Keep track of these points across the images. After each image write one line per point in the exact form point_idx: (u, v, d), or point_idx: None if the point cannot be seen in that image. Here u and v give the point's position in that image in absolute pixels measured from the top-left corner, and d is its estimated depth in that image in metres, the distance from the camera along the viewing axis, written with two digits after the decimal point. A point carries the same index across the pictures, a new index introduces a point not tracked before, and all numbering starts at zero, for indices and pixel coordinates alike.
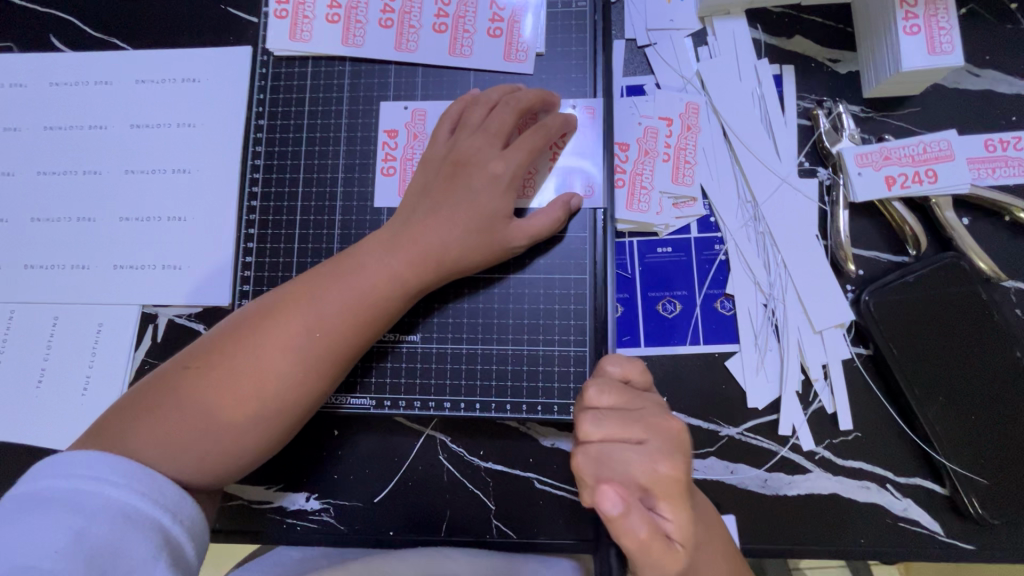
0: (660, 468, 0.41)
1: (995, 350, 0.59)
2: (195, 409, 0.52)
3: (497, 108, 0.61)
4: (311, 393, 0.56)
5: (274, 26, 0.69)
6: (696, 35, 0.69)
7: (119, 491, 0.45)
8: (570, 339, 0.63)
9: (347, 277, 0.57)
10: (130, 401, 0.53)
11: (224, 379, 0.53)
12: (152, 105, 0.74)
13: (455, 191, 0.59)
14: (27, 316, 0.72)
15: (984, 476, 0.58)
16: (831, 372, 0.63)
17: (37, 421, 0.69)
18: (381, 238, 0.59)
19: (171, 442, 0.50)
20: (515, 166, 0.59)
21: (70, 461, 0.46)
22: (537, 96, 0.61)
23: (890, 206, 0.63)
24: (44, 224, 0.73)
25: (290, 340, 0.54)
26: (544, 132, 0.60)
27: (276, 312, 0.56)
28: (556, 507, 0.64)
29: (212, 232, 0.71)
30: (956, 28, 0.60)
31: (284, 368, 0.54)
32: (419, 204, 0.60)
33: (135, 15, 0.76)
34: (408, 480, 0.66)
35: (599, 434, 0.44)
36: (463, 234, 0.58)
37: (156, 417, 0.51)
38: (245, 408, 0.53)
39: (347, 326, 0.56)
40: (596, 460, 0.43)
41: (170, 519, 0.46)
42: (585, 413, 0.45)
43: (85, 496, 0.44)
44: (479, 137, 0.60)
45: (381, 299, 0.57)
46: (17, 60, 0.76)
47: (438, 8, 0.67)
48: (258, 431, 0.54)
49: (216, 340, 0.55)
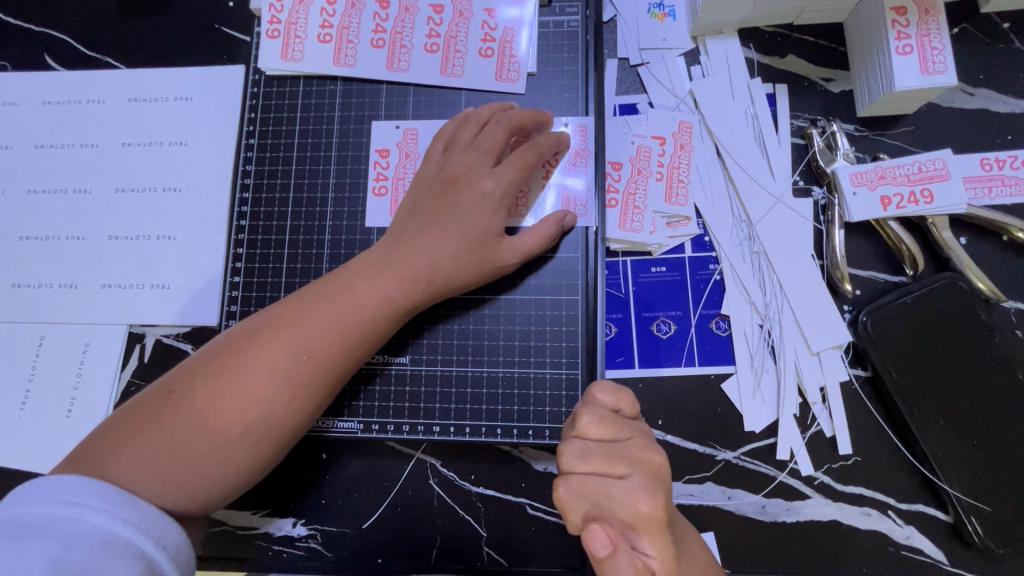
0: (642, 506, 0.41)
1: (997, 372, 0.58)
2: (177, 434, 0.51)
3: (488, 126, 0.61)
4: (297, 417, 0.54)
5: (266, 46, 0.69)
6: (688, 54, 0.69)
7: (101, 518, 0.44)
8: (562, 361, 0.62)
9: (336, 298, 0.56)
10: (111, 427, 0.52)
11: (209, 404, 0.51)
12: (144, 123, 0.74)
13: (445, 210, 0.58)
14: (13, 336, 0.71)
15: (988, 503, 0.57)
16: (830, 395, 0.61)
17: (20, 444, 0.68)
18: (370, 258, 0.58)
19: (151, 468, 0.49)
20: (505, 184, 0.58)
21: (50, 487, 0.44)
22: (529, 114, 0.61)
23: (886, 225, 0.62)
24: (33, 243, 0.73)
25: (277, 362, 0.53)
26: (535, 151, 0.60)
27: (262, 334, 0.54)
28: (548, 534, 0.62)
29: (203, 250, 0.70)
30: (949, 47, 0.59)
31: (270, 392, 0.53)
32: (409, 224, 0.59)
33: (129, 34, 0.77)
34: (397, 505, 0.64)
35: (583, 468, 0.43)
36: (452, 254, 0.57)
37: (137, 444, 0.50)
38: (228, 432, 0.51)
39: (334, 348, 0.55)
40: (580, 492, 0.42)
41: (154, 546, 0.45)
42: (571, 444, 0.44)
43: (65, 522, 0.42)
44: (470, 156, 0.60)
45: (370, 321, 0.56)
46: (11, 79, 0.76)
47: (430, 28, 0.67)
48: (240, 457, 0.52)
49: (201, 363, 0.54)
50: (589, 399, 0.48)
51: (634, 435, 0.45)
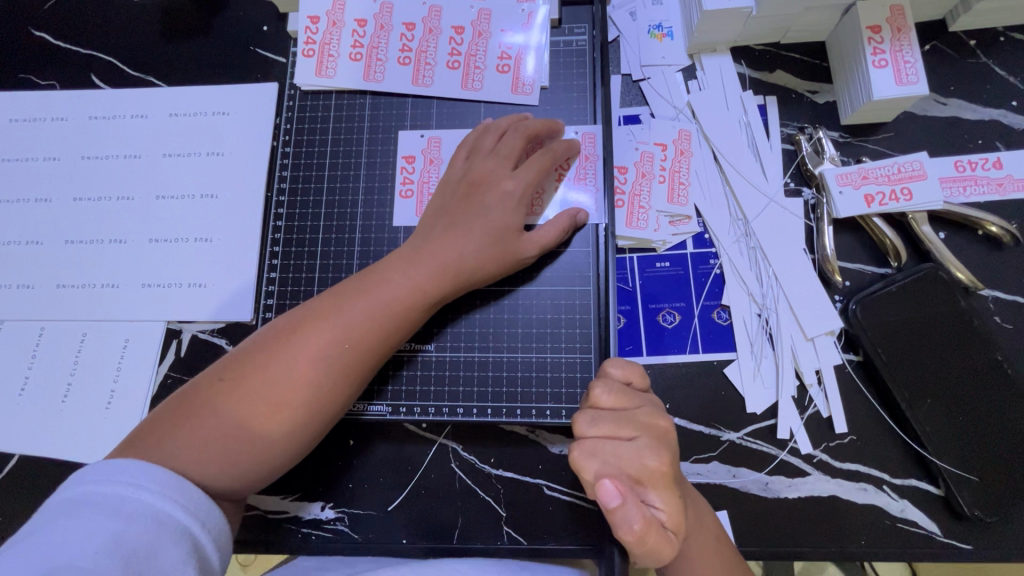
0: (648, 462, 0.46)
1: (978, 353, 0.63)
2: (229, 418, 0.55)
3: (506, 135, 0.67)
4: (338, 400, 0.59)
5: (302, 64, 0.75)
6: (686, 70, 0.76)
7: (154, 498, 0.47)
8: (576, 347, 0.67)
9: (372, 290, 0.61)
10: (165, 413, 0.56)
11: (258, 388, 0.56)
12: (184, 135, 0.80)
13: (470, 210, 0.64)
14: (57, 334, 0.75)
15: (976, 474, 0.61)
16: (825, 378, 0.66)
17: (62, 435, 0.72)
18: (402, 255, 0.63)
19: (207, 450, 0.53)
20: (523, 185, 0.64)
21: (111, 468, 0.48)
22: (544, 124, 0.67)
23: (871, 222, 0.68)
24: (78, 246, 0.78)
25: (320, 349, 0.57)
26: (551, 155, 0.66)
27: (305, 324, 0.59)
28: (565, 513, 0.66)
29: (238, 251, 0.76)
30: (920, 60, 0.66)
31: (313, 377, 0.57)
32: (436, 222, 0.65)
33: (171, 56, 0.83)
34: (421, 488, 0.68)
35: (594, 432, 0.48)
36: (477, 249, 0.62)
37: (193, 426, 0.54)
38: (276, 414, 0.56)
39: (372, 336, 0.59)
40: (593, 454, 0.47)
41: (200, 528, 0.49)
42: (583, 413, 0.50)
43: (123, 500, 0.46)
44: (491, 160, 0.65)
45: (404, 311, 0.61)
46: (60, 97, 0.83)
47: (452, 47, 0.74)
48: (287, 437, 0.56)
49: (248, 352, 0.58)
50: (602, 374, 0.54)
51: (643, 403, 0.50)
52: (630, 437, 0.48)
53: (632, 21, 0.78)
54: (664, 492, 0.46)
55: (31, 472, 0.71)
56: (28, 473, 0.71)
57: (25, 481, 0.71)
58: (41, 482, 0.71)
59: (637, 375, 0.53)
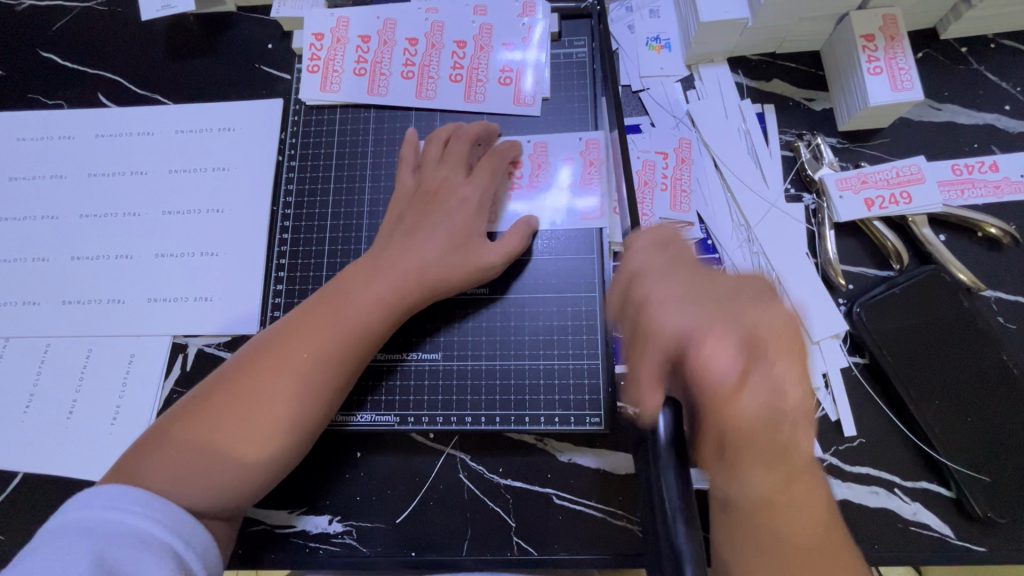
0: (767, 311, 0.47)
1: (983, 354, 0.63)
2: (202, 434, 0.55)
3: (451, 142, 0.69)
4: (310, 412, 0.58)
5: (307, 80, 0.77)
6: (684, 80, 0.77)
7: (138, 518, 0.48)
8: (583, 353, 0.67)
9: (341, 302, 0.61)
10: (144, 440, 0.56)
11: (227, 404, 0.56)
12: (190, 151, 0.81)
13: (428, 216, 0.66)
14: (62, 350, 0.75)
15: (987, 476, 0.60)
16: (832, 381, 0.66)
17: (66, 453, 0.71)
18: (364, 265, 0.64)
19: (180, 467, 0.54)
20: (481, 189, 0.67)
21: (95, 496, 0.49)
22: (480, 126, 0.70)
23: (871, 225, 0.69)
24: (83, 262, 0.78)
25: (292, 360, 0.58)
26: (498, 156, 0.69)
27: (278, 337, 0.60)
28: (576, 522, 0.65)
29: (244, 264, 0.76)
30: (913, 67, 0.67)
31: (281, 388, 0.57)
32: (394, 233, 0.66)
33: (178, 75, 0.85)
34: (429, 500, 0.67)
35: (669, 286, 0.48)
36: (439, 254, 0.64)
37: (166, 448, 0.55)
38: (245, 427, 0.56)
39: (339, 344, 0.60)
40: (681, 306, 0.47)
41: (184, 547, 0.49)
42: (653, 275, 0.50)
43: (109, 521, 0.47)
44: (442, 168, 0.67)
45: (370, 320, 0.61)
46: (67, 116, 0.84)
47: (454, 61, 0.75)
48: (259, 451, 0.56)
49: (220, 374, 0.59)
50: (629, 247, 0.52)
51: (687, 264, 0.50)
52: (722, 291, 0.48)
53: (630, 33, 0.79)
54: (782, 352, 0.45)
55: (33, 491, 0.71)
56: (31, 492, 0.71)
57: (28, 499, 0.70)
58: (45, 501, 0.70)
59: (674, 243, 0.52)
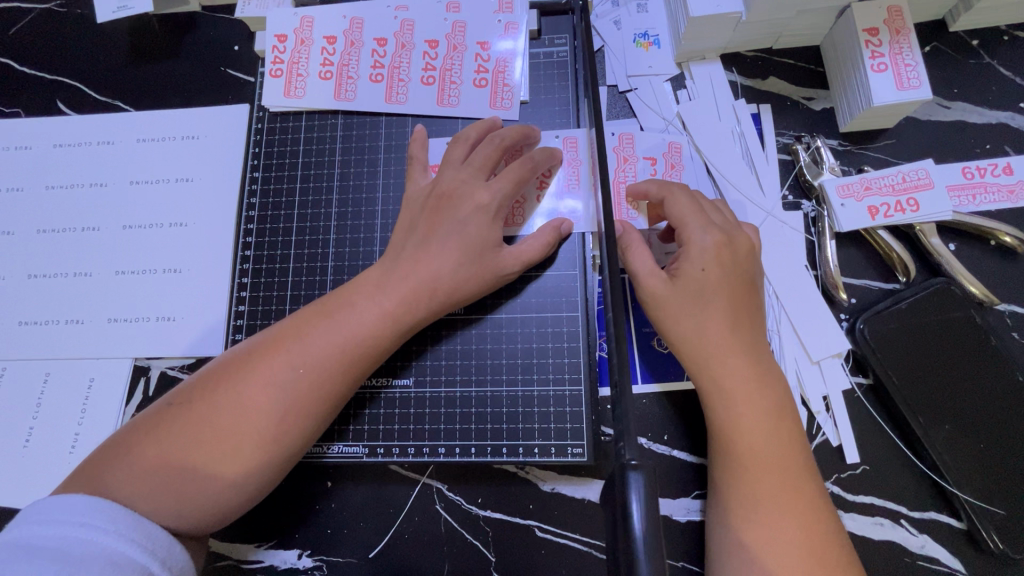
0: (701, 240, 0.57)
1: (997, 373, 0.58)
2: (173, 446, 0.51)
3: (478, 145, 0.63)
4: (293, 434, 0.54)
5: (270, 84, 0.72)
6: (674, 80, 0.73)
7: (109, 538, 0.45)
8: (565, 378, 0.63)
9: (345, 313, 0.57)
10: (116, 442, 0.53)
11: (208, 415, 0.52)
12: (151, 161, 0.76)
13: (441, 222, 0.60)
14: (19, 374, 0.71)
15: (1002, 507, 0.56)
16: (833, 404, 0.61)
17: (20, 485, 0.67)
18: (373, 275, 0.60)
19: (150, 483, 0.50)
20: (500, 196, 0.60)
21: (63, 507, 0.45)
22: (519, 131, 0.63)
23: (875, 235, 0.64)
24: (41, 280, 0.74)
25: (273, 382, 0.54)
26: (529, 165, 0.62)
27: (264, 350, 0.56)
28: (560, 555, 0.61)
29: (208, 281, 0.72)
30: (921, 63, 0.62)
31: (267, 406, 0.53)
32: (407, 241, 0.61)
33: (139, 79, 0.80)
34: (404, 532, 0.63)
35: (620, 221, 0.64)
36: (455, 266, 0.59)
37: (139, 456, 0.51)
38: (222, 444, 0.52)
39: (334, 361, 0.55)
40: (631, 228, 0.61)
41: (159, 566, 0.46)
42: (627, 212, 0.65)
43: (76, 545, 0.43)
44: (463, 171, 0.62)
45: (372, 337, 0.57)
46: (24, 125, 0.79)
47: (426, 62, 0.71)
48: (224, 480, 0.51)
49: (206, 378, 0.55)
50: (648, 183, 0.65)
51: (688, 204, 0.60)
52: (702, 225, 0.58)
53: (616, 29, 0.74)
54: (699, 273, 0.56)
55: None
56: None
57: None
58: None
59: (684, 190, 0.62)
